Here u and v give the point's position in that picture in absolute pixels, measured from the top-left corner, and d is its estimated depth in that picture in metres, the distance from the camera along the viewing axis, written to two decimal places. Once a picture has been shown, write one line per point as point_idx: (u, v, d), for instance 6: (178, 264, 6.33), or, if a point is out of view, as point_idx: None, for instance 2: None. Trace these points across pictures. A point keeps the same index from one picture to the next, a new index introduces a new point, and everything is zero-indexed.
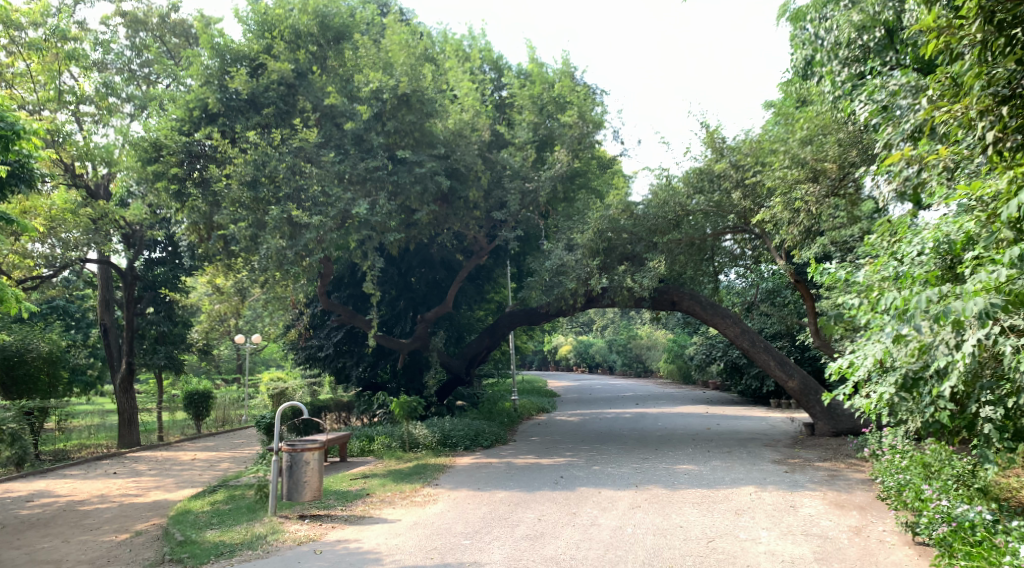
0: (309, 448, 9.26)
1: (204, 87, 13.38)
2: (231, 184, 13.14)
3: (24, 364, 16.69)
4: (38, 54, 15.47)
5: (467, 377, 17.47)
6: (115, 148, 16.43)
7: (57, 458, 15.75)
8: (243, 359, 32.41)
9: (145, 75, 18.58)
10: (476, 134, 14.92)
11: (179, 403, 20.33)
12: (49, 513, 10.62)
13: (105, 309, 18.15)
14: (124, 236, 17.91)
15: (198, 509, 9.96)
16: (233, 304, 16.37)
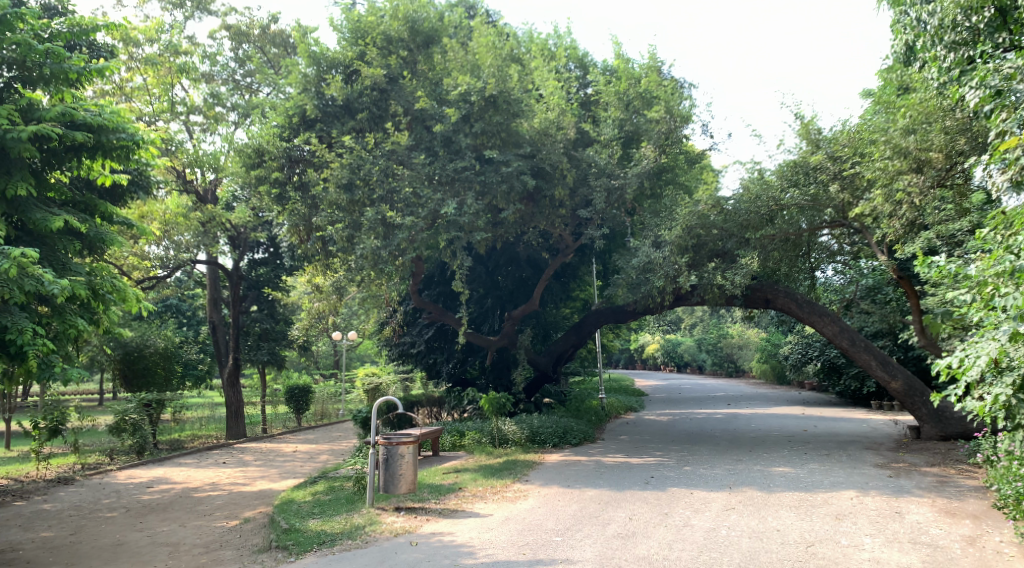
0: (404, 442, 9.55)
1: (302, 94, 14.27)
2: (328, 187, 13.73)
3: (143, 358, 17.90)
4: (153, 69, 16.63)
5: (554, 374, 17.52)
6: (221, 154, 17.33)
7: (173, 447, 16.82)
8: (340, 355, 33.63)
9: (247, 84, 19.55)
10: (562, 133, 14.54)
11: (280, 396, 21.29)
12: (168, 498, 11.36)
13: (213, 307, 19.15)
14: (230, 238, 18.75)
15: (301, 499, 10.42)
16: (330, 301, 16.93)
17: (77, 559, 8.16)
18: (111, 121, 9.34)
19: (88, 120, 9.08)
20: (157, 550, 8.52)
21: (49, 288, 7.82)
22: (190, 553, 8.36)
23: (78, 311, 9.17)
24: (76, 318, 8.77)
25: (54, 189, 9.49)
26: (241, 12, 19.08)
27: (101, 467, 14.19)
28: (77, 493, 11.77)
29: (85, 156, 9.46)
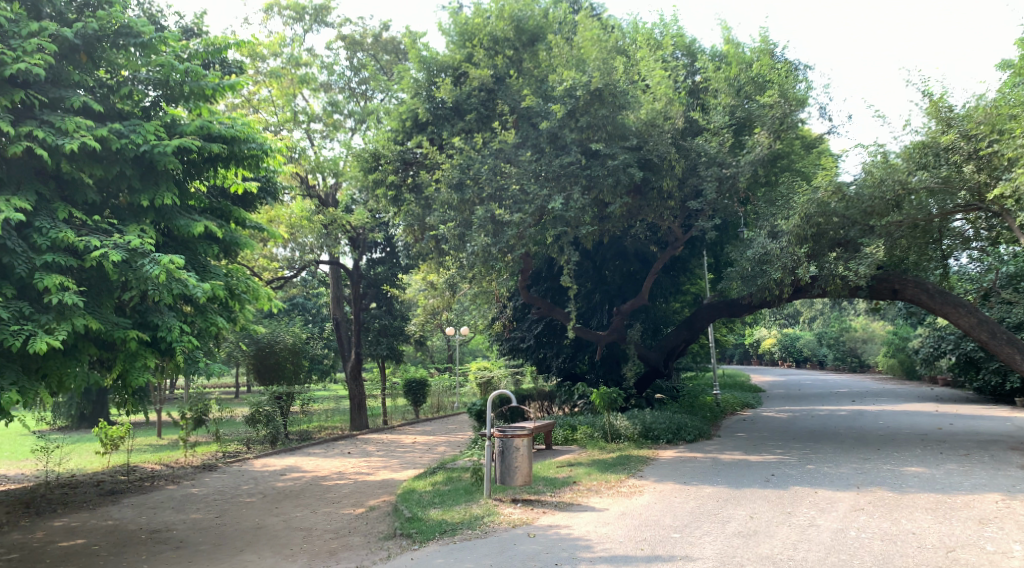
0: (519, 434, 9.72)
1: (414, 98, 15.02)
2: (441, 188, 14.32)
3: (274, 354, 19.05)
4: (277, 81, 17.69)
5: (666, 369, 17.23)
6: (341, 159, 18.22)
7: (303, 437, 17.78)
8: (454, 350, 34.48)
9: (363, 91, 20.06)
10: (670, 123, 14.10)
11: (399, 390, 22.09)
12: (300, 486, 12.07)
13: (336, 304, 20.08)
14: (351, 239, 19.48)
15: (422, 489, 10.80)
16: (444, 298, 17.46)
17: (223, 540, 8.83)
18: (242, 132, 10.02)
19: (223, 132, 9.76)
20: (293, 534, 9.06)
21: (193, 291, 8.46)
22: (322, 538, 8.84)
23: (219, 310, 9.89)
24: (216, 316, 9.47)
25: (195, 196, 10.26)
26: (355, 22, 19.88)
27: (240, 454, 15.27)
28: (220, 479, 12.70)
29: (221, 165, 10.17)
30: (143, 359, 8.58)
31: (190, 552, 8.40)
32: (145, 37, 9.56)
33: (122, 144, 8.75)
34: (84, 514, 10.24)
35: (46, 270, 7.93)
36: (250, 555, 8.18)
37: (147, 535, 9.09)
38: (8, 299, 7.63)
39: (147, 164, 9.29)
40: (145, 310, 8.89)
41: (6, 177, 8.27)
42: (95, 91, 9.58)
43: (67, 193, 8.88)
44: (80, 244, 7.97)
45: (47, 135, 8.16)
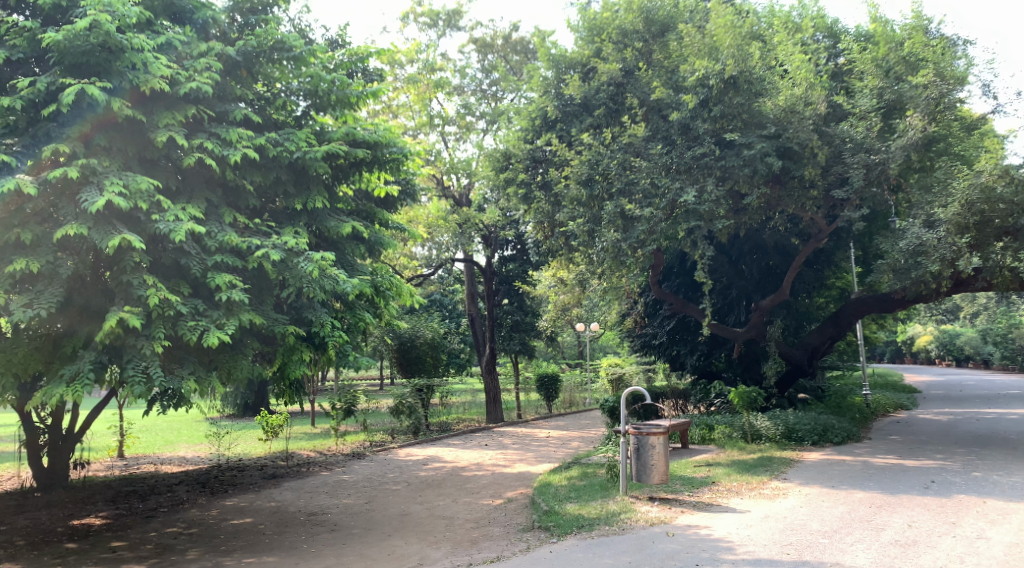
0: (655, 432, 9.60)
1: (544, 96, 15.37)
2: (571, 184, 14.36)
3: (415, 347, 19.93)
4: (414, 86, 18.48)
5: (810, 368, 16.43)
6: (474, 160, 18.95)
7: (443, 428, 18.41)
8: (585, 346, 34.58)
9: (493, 93, 20.47)
10: (811, 108, 13.18)
11: (532, 384, 22.41)
12: (441, 475, 12.54)
13: (471, 300, 20.64)
14: (484, 237, 19.90)
15: (558, 483, 10.91)
16: (574, 293, 17.55)
17: (373, 525, 9.33)
18: (384, 137, 10.55)
19: (367, 138, 10.29)
20: (436, 521, 9.43)
21: (343, 287, 8.99)
22: (463, 527, 9.13)
23: (366, 306, 10.49)
24: (364, 312, 10.11)
25: (343, 200, 10.89)
26: (486, 25, 20.32)
27: (385, 444, 16.04)
28: (369, 467, 13.44)
29: (365, 170, 10.71)
30: (300, 352, 9.21)
31: (344, 534, 8.95)
32: (297, 51, 10.20)
33: (278, 151, 9.43)
34: (251, 495, 11.14)
35: (215, 270, 8.65)
36: (397, 541, 8.56)
37: (306, 517, 9.75)
38: (186, 296, 8.39)
39: (299, 170, 9.94)
40: (301, 307, 9.58)
41: (182, 186, 9.08)
42: (254, 104, 10.35)
43: (232, 199, 9.65)
44: (244, 246, 8.64)
45: (214, 146, 8.87)
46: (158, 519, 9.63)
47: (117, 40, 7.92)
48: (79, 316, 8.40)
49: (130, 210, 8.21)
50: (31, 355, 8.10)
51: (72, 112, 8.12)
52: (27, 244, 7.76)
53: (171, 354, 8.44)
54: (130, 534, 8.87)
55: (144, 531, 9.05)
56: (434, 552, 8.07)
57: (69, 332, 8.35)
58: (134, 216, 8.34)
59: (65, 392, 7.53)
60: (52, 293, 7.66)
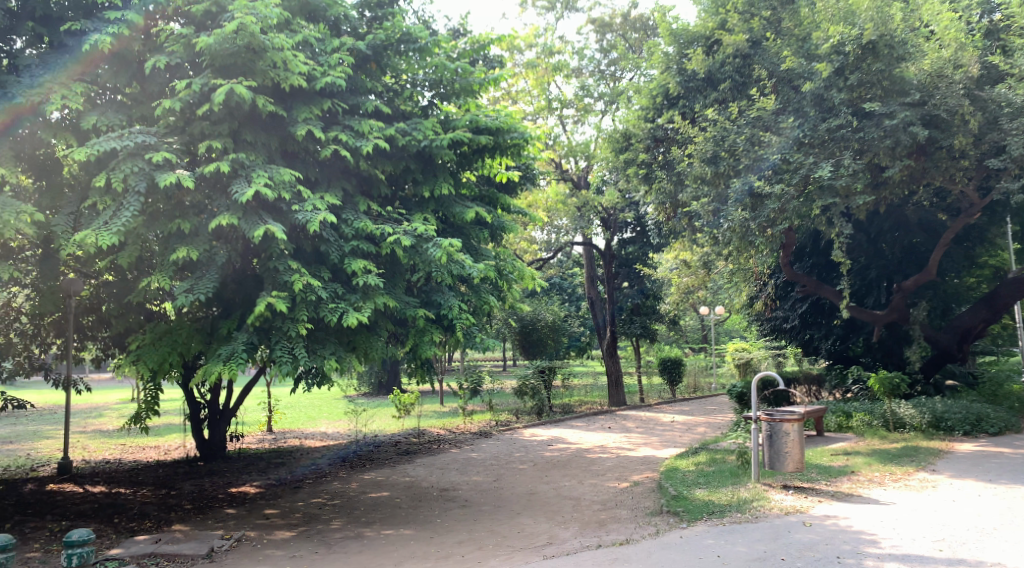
0: (789, 419, 9.25)
1: (665, 73, 15.12)
2: (695, 162, 14.00)
3: (536, 330, 20.16)
4: (533, 71, 18.63)
5: (960, 353, 15.27)
6: (593, 142, 18.82)
7: (565, 410, 18.49)
8: (709, 329, 33.70)
9: (611, 73, 20.18)
10: (963, 71, 12.07)
11: (654, 368, 22.11)
12: (566, 457, 12.66)
13: (591, 284, 20.59)
14: (603, 219, 19.75)
15: (686, 468, 10.74)
16: (698, 275, 17.17)
17: (503, 503, 9.56)
18: (505, 122, 10.61)
19: (490, 124, 10.42)
20: (563, 502, 9.53)
21: (469, 271, 9.20)
22: (590, 508, 9.17)
23: (491, 289, 10.70)
24: (489, 295, 10.33)
25: (467, 185, 11.10)
26: (604, 4, 20.01)
27: (510, 424, 16.34)
28: (495, 446, 13.75)
29: (488, 156, 10.88)
30: (430, 334, 9.54)
31: (475, 510, 9.22)
32: (422, 41, 10.60)
33: (406, 141, 9.76)
34: (386, 470, 11.68)
35: (352, 255, 9.09)
36: (526, 519, 8.72)
37: (438, 493, 10.12)
38: (326, 281, 8.88)
39: (426, 158, 10.24)
40: (430, 290, 9.90)
41: (320, 177, 9.60)
42: (383, 96, 10.73)
43: (365, 188, 10.09)
44: (377, 233, 9.01)
45: (348, 138, 9.30)
46: (304, 490, 10.29)
47: (261, 41, 8.42)
48: (232, 300, 9.10)
49: (275, 201, 8.77)
50: (195, 335, 8.92)
51: (223, 110, 8.72)
52: (187, 234, 8.45)
53: (314, 335, 8.96)
54: (281, 502, 9.54)
55: (293, 500, 9.70)
56: (562, 532, 8.14)
57: (224, 315, 9.05)
58: (278, 207, 8.90)
59: (223, 370, 8.17)
60: (209, 279, 8.31)
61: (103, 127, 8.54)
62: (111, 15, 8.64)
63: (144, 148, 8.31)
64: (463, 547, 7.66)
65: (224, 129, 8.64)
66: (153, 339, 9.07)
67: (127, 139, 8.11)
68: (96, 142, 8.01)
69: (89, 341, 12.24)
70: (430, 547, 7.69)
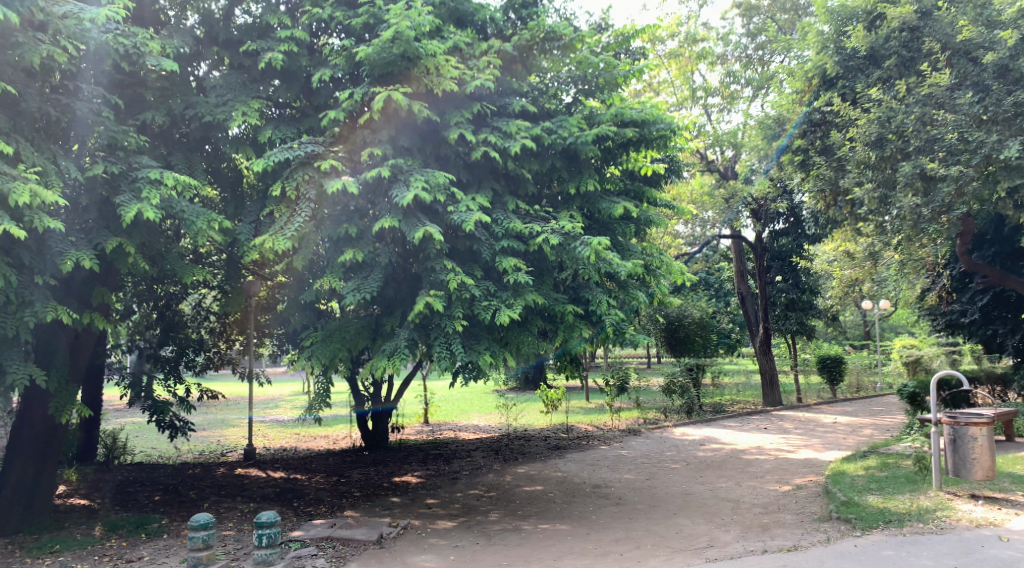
0: (976, 422, 8.41)
1: (822, 53, 14.21)
2: (857, 146, 13.07)
3: (684, 327, 19.68)
4: (676, 60, 18.26)
5: None
6: (740, 130, 18.08)
7: (716, 410, 17.88)
8: (872, 325, 31.44)
9: (759, 57, 19.26)
10: None
11: (812, 366, 20.94)
12: (721, 457, 12.24)
13: (741, 278, 19.80)
14: (752, 211, 18.94)
15: (854, 472, 10.07)
16: (863, 268, 16.03)
17: (658, 502, 9.39)
18: (652, 114, 10.40)
19: (635, 116, 10.27)
20: (722, 504, 9.22)
21: (618, 268, 9.08)
22: (752, 511, 8.81)
23: (639, 284, 10.56)
24: (637, 291, 10.20)
25: (612, 180, 10.98)
26: None
27: (659, 422, 16.06)
28: (645, 444, 13.54)
29: (633, 149, 10.68)
30: (580, 330, 9.54)
31: (629, 508, 9.13)
32: (565, 38, 10.40)
33: (553, 139, 9.80)
34: (538, 464, 11.83)
35: (502, 254, 9.24)
36: (684, 520, 8.52)
37: (591, 489, 10.12)
38: (479, 279, 9.12)
39: (571, 155, 10.25)
40: (578, 286, 9.87)
41: (471, 178, 9.86)
42: (528, 96, 10.85)
43: (512, 187, 10.27)
44: (527, 231, 9.13)
45: (496, 139, 9.45)
46: (462, 481, 10.63)
47: (415, 48, 8.72)
48: (393, 299, 9.55)
49: (430, 203, 9.11)
50: (360, 332, 9.47)
51: (381, 118, 9.16)
52: (352, 237, 8.94)
53: (469, 332, 9.22)
54: (441, 492, 9.91)
55: (452, 490, 10.04)
56: (723, 535, 7.88)
57: (386, 313, 9.53)
58: (433, 208, 9.22)
59: (387, 365, 8.60)
60: (372, 279, 8.76)
61: (277, 139, 9.22)
62: (282, 34, 9.31)
63: (313, 157, 8.90)
64: (621, 545, 7.59)
65: (383, 136, 9.09)
66: (325, 336, 9.71)
67: (298, 149, 8.71)
68: (272, 153, 8.66)
69: (267, 337, 13.26)
70: (588, 543, 7.69)
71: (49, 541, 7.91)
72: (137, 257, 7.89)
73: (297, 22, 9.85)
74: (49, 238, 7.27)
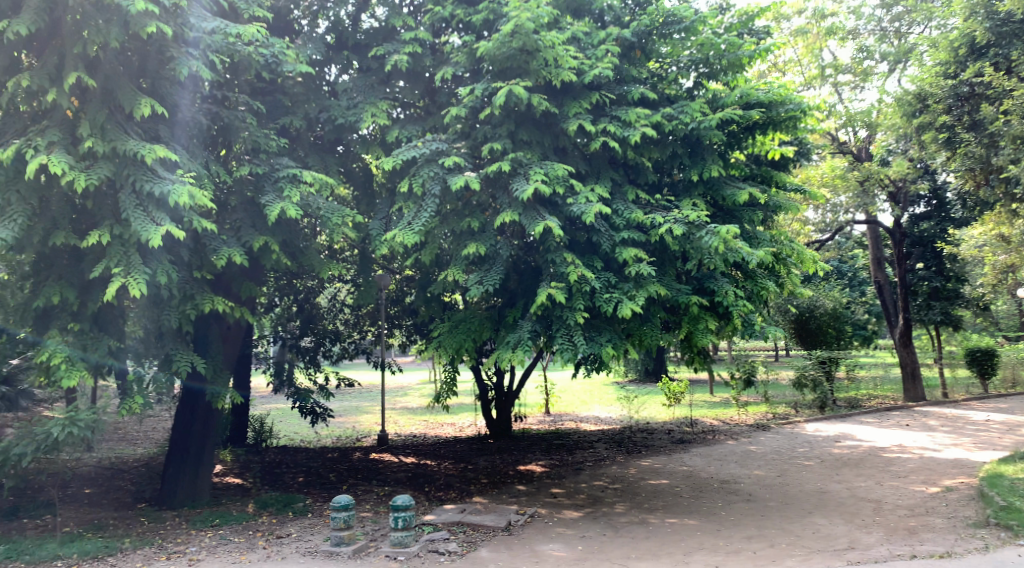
0: None
1: (970, 20, 13.09)
2: (1012, 120, 11.96)
3: (815, 318, 18.82)
4: (804, 38, 17.41)
5: None
6: (875, 108, 16.98)
7: (851, 405, 16.95)
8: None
9: (896, 29, 17.93)
10: None
11: (960, 360, 19.44)
12: (859, 455, 11.60)
13: (878, 266, 18.65)
14: (890, 194, 17.57)
15: (1013, 475, 9.25)
16: (1020, 252, 14.66)
17: (791, 500, 9.03)
18: (779, 94, 9.94)
19: (762, 98, 9.84)
20: (862, 504, 8.74)
21: (747, 258, 8.73)
22: (896, 513, 8.29)
23: (768, 273, 10.16)
24: (766, 281, 9.81)
25: (737, 166, 10.60)
26: None
27: (789, 417, 15.43)
28: (776, 439, 13.05)
29: (759, 133, 10.26)
30: (705, 321, 9.28)
31: (760, 505, 8.82)
32: (687, 20, 10.29)
33: (673, 125, 9.58)
34: (663, 457, 11.65)
35: (623, 245, 9.13)
36: (821, 519, 8.14)
37: (720, 484, 9.87)
38: (600, 271, 9.07)
39: (694, 141, 9.99)
40: (702, 277, 9.62)
41: (590, 169, 9.82)
42: (648, 82, 10.67)
43: (633, 176, 10.14)
44: (649, 222, 8.98)
45: (616, 128, 9.35)
46: (586, 472, 10.65)
47: (534, 41, 8.73)
48: (516, 291, 9.67)
49: (551, 195, 9.14)
50: (485, 324, 9.68)
51: (501, 113, 9.27)
52: (475, 231, 9.12)
53: (591, 324, 9.20)
54: (566, 483, 9.96)
55: (577, 481, 10.07)
56: (865, 537, 7.47)
57: (510, 304, 9.67)
58: (554, 200, 9.26)
59: (511, 357, 8.74)
60: (495, 272, 8.90)
61: (404, 138, 9.54)
62: (406, 36, 9.59)
63: (438, 154, 9.13)
64: (754, 543, 7.35)
65: (504, 131, 9.21)
66: (451, 327, 9.99)
67: (424, 147, 8.97)
68: (400, 152, 8.97)
69: (396, 328, 13.80)
70: (718, 539, 7.50)
71: (210, 516, 8.60)
72: (280, 253, 8.38)
73: (421, 23, 10.14)
74: (204, 237, 7.86)
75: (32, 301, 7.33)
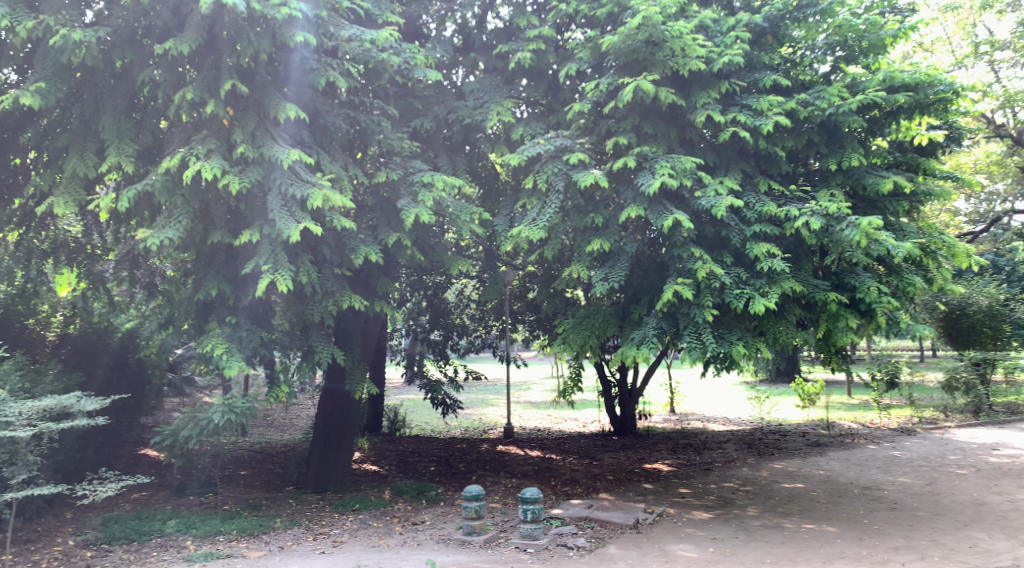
0: None
1: None
2: None
3: (967, 317, 17.47)
4: (954, 13, 16.07)
5: None
6: None
7: (1011, 411, 15.58)
8: None
9: None
10: None
11: None
12: (1021, 464, 10.63)
13: None
14: None
15: None
16: None
17: (942, 510, 8.41)
18: (927, 75, 9.24)
19: (907, 80, 9.17)
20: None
21: (893, 252, 8.17)
22: None
23: (915, 267, 9.49)
24: (913, 276, 9.16)
25: (879, 153, 9.96)
26: None
27: (939, 422, 14.38)
28: (923, 445, 12.19)
29: (905, 117, 9.60)
30: (845, 319, 8.76)
31: (908, 515, 8.27)
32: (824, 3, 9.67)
33: (810, 112, 9.09)
34: (797, 461, 11.16)
35: (755, 239, 8.78)
36: (979, 533, 7.53)
37: (861, 490, 9.34)
38: (730, 266, 8.79)
39: (831, 128, 9.47)
40: (842, 272, 9.12)
41: (718, 161, 9.52)
42: (780, 69, 10.21)
43: (765, 167, 9.74)
44: (783, 214, 8.58)
45: (747, 118, 9.00)
46: (715, 472, 10.38)
47: (661, 32, 8.54)
48: (642, 287, 9.55)
49: (677, 189, 8.94)
50: (610, 320, 9.64)
51: (626, 106, 9.14)
52: (600, 227, 9.07)
53: (721, 321, 8.94)
54: (695, 483, 9.75)
55: (705, 482, 9.84)
56: None
57: (636, 300, 9.56)
58: (681, 194, 9.05)
59: (637, 354, 8.64)
60: (621, 268, 8.82)
61: (528, 135, 9.63)
62: (531, 34, 9.66)
63: (563, 150, 9.15)
64: (902, 554, 6.91)
65: (628, 125, 9.09)
66: (575, 323, 10.00)
67: (549, 143, 9.02)
68: (525, 149, 9.07)
69: (520, 323, 13.98)
70: (862, 548, 7.10)
71: (351, 500, 9.06)
72: (412, 250, 8.69)
73: (545, 20, 10.19)
74: (344, 237, 8.26)
75: (194, 295, 8.00)
